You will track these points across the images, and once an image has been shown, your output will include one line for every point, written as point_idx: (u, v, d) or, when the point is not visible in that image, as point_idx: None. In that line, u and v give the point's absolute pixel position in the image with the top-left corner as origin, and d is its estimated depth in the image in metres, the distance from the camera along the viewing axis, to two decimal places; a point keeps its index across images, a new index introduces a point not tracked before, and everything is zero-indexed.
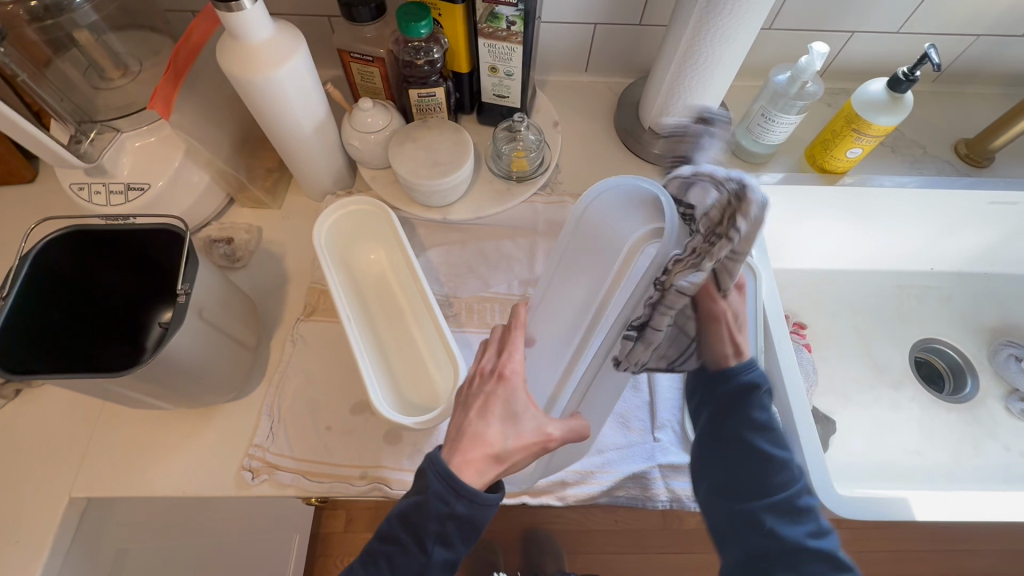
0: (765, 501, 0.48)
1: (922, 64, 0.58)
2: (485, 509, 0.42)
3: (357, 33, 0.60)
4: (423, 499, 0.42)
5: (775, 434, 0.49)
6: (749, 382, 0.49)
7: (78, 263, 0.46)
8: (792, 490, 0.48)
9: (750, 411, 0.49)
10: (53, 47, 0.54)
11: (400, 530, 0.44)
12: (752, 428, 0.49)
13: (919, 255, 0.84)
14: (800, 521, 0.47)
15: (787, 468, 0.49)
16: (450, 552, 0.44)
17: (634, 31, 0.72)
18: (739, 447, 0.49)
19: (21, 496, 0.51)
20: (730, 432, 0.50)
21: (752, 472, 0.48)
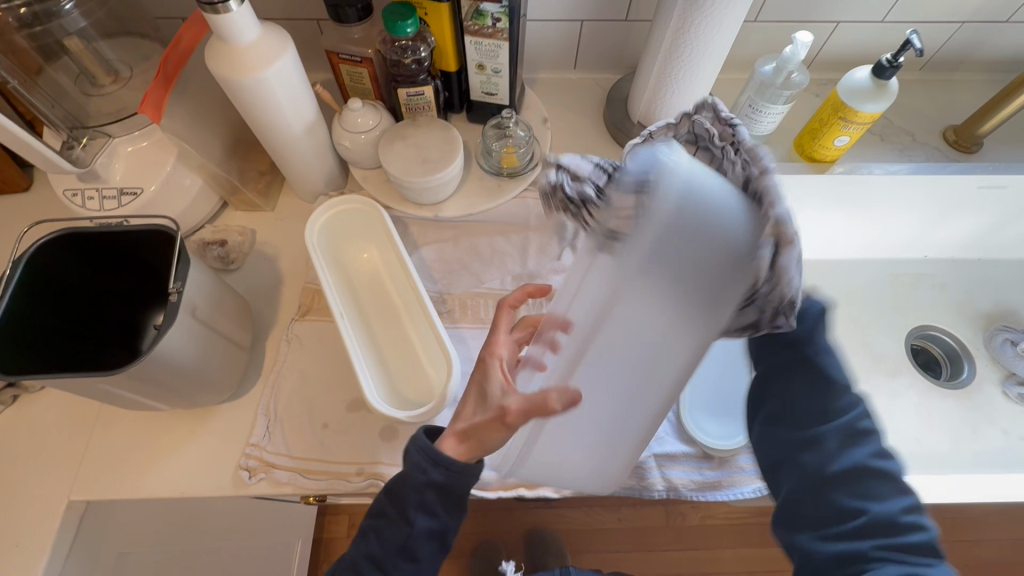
0: (828, 425, 0.43)
1: (905, 50, 0.59)
2: (461, 478, 0.46)
3: (344, 34, 0.60)
4: (404, 470, 0.47)
5: (840, 360, 0.44)
6: (817, 307, 0.44)
7: (72, 267, 0.47)
8: (855, 414, 0.42)
9: (813, 336, 0.43)
10: (44, 55, 0.55)
11: (387, 502, 0.48)
12: (817, 352, 0.43)
13: (912, 242, 0.84)
14: (864, 445, 0.42)
15: (852, 393, 0.43)
16: (434, 522, 0.48)
17: (621, 26, 0.72)
18: (804, 363, 0.44)
19: (20, 500, 0.51)
20: (784, 350, 0.45)
21: (807, 393, 0.43)
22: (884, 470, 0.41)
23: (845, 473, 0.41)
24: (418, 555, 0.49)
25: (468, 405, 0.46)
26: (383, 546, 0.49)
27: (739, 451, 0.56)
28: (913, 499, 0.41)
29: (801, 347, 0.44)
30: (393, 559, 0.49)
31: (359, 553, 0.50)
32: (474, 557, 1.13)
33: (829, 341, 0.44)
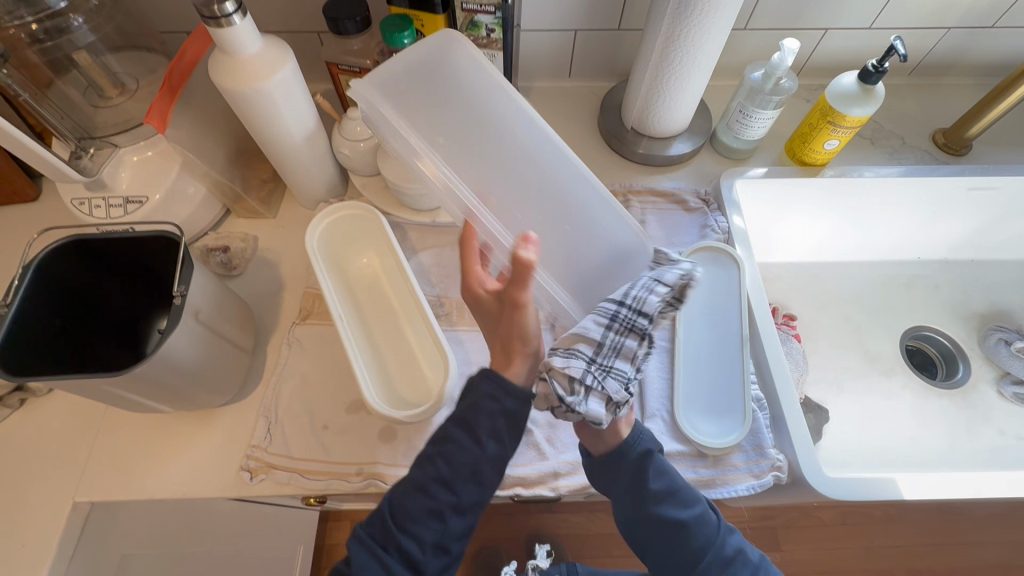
0: (702, 565, 0.51)
1: (889, 56, 0.61)
2: (528, 404, 0.49)
3: (344, 46, 0.62)
4: (474, 396, 0.49)
5: (680, 494, 0.51)
6: (640, 453, 0.51)
7: (79, 272, 0.48)
8: (716, 547, 0.51)
9: (647, 483, 0.50)
10: (54, 69, 0.57)
11: (454, 428, 0.49)
12: (655, 502, 0.50)
13: (905, 244, 0.85)
14: (733, 571, 0.51)
15: (703, 521, 0.51)
16: (501, 449, 0.49)
17: (613, 35, 0.74)
18: (655, 524, 0.50)
19: (26, 501, 0.52)
20: (648, 511, 0.50)
21: (674, 550, 0.51)
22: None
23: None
24: (484, 481, 0.48)
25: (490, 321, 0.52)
26: (452, 471, 0.48)
27: (733, 450, 0.57)
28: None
29: (647, 514, 0.50)
30: (462, 483, 0.48)
31: (424, 479, 0.48)
32: (475, 562, 1.13)
33: (663, 486, 0.51)
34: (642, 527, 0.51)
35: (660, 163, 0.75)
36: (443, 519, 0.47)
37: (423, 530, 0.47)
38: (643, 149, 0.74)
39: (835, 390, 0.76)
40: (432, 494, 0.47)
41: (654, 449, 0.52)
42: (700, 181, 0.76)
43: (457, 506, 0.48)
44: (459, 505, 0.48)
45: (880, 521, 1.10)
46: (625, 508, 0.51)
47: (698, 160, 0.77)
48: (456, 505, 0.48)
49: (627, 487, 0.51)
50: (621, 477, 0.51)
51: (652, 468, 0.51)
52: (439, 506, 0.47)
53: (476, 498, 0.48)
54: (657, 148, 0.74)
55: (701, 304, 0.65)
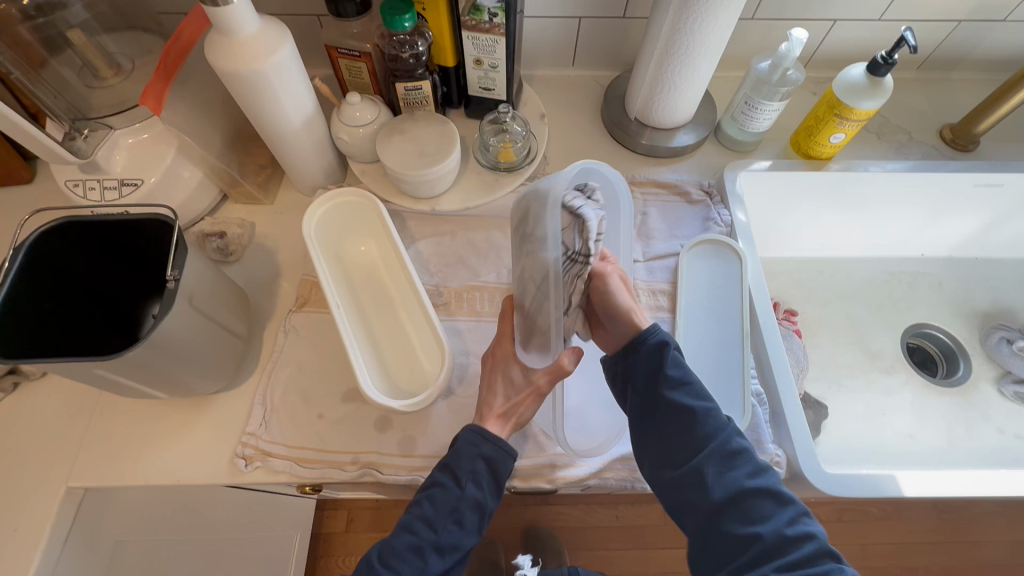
0: (703, 454, 0.45)
1: (899, 47, 0.59)
2: (508, 457, 0.51)
3: (344, 29, 0.61)
4: (457, 443, 0.51)
5: (695, 386, 0.47)
6: (656, 340, 0.49)
7: (70, 254, 0.48)
8: (722, 438, 0.45)
9: (663, 367, 0.48)
10: (48, 47, 0.56)
11: (441, 471, 0.50)
12: (668, 386, 0.47)
13: (909, 240, 0.84)
14: (736, 466, 0.44)
15: (711, 416, 0.46)
16: (480, 493, 0.50)
17: (618, 24, 0.73)
18: (665, 406, 0.47)
19: (19, 485, 0.52)
20: (650, 388, 0.48)
21: (674, 430, 0.47)
22: (755, 488, 0.43)
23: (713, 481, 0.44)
24: (464, 524, 0.50)
25: (499, 394, 0.53)
26: (435, 509, 0.49)
27: None
28: (793, 510, 0.42)
29: (658, 393, 0.48)
30: (444, 524, 0.49)
31: (411, 516, 0.49)
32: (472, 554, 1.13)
33: (679, 372, 0.48)
34: (653, 389, 0.48)
35: (664, 155, 0.74)
36: (424, 556, 0.48)
37: (404, 565, 0.47)
38: (646, 141, 0.73)
39: (835, 387, 0.76)
40: (414, 531, 0.48)
41: (671, 342, 0.49)
42: (704, 174, 0.75)
43: (438, 546, 0.48)
44: (438, 544, 0.49)
45: (877, 518, 1.10)
46: (637, 382, 0.49)
47: (702, 152, 0.76)
48: (437, 544, 0.48)
49: (642, 366, 0.49)
50: (637, 358, 0.50)
51: (670, 355, 0.49)
52: (420, 543, 0.48)
53: (455, 541, 0.49)
54: (661, 139, 0.73)
55: (700, 297, 0.64)
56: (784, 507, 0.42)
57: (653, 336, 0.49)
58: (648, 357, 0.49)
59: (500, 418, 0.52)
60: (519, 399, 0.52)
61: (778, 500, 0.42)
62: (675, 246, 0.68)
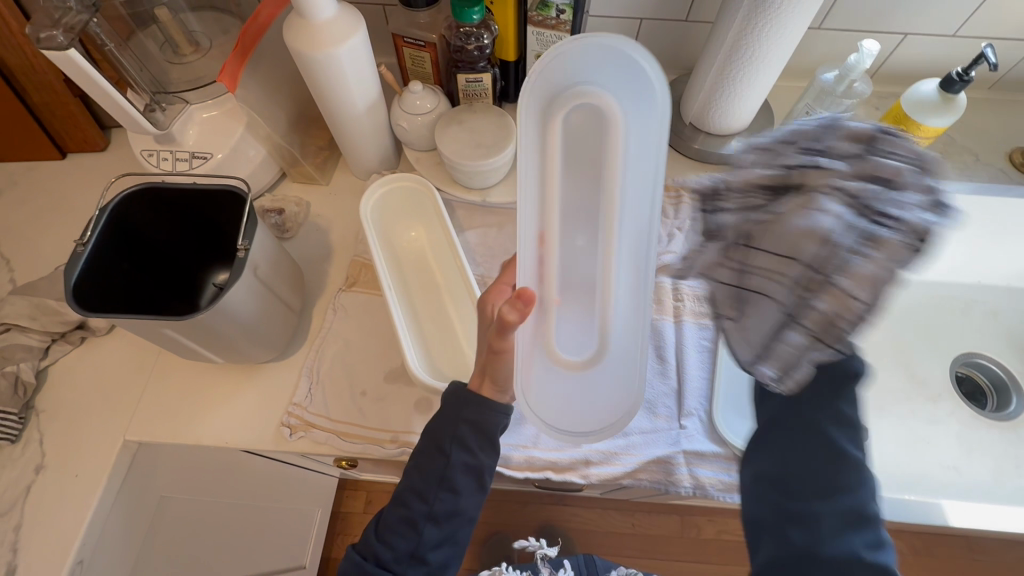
0: (831, 508, 0.42)
1: (978, 64, 0.57)
2: (496, 415, 0.48)
3: (411, 19, 0.63)
4: (440, 411, 0.50)
5: (858, 430, 0.45)
6: (856, 368, 0.46)
7: (147, 220, 0.50)
8: (857, 499, 0.42)
9: (840, 396, 0.46)
10: (136, 22, 0.60)
11: (425, 439, 0.50)
12: (835, 420, 0.45)
13: (964, 266, 0.82)
14: (857, 528, 0.41)
15: (861, 470, 0.43)
16: (471, 458, 0.48)
17: (680, 27, 0.72)
18: (814, 435, 0.45)
19: (83, 433, 0.55)
20: (812, 404, 0.46)
21: (813, 484, 0.43)
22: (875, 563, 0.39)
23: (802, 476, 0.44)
24: (457, 491, 0.48)
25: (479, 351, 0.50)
26: (423, 478, 0.49)
27: None
28: None
29: (831, 402, 0.46)
30: (433, 493, 0.48)
31: (402, 491, 0.50)
32: (485, 546, 1.14)
33: (852, 412, 0.45)
34: (792, 478, 0.44)
35: (716, 161, 0.74)
36: (418, 527, 0.48)
37: (399, 538, 0.48)
38: (699, 145, 0.73)
39: (876, 409, 0.74)
40: (407, 504, 0.49)
41: (865, 375, 0.46)
42: None
43: (432, 515, 0.48)
44: (432, 515, 0.48)
45: (906, 551, 1.06)
46: (784, 403, 0.48)
47: None
48: (430, 514, 0.48)
49: (819, 389, 0.47)
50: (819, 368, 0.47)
51: (852, 385, 0.46)
52: (413, 515, 0.48)
53: (451, 508, 0.49)
54: (714, 145, 0.72)
55: None
56: None
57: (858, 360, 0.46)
58: (842, 376, 0.46)
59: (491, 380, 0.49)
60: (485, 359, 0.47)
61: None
62: None
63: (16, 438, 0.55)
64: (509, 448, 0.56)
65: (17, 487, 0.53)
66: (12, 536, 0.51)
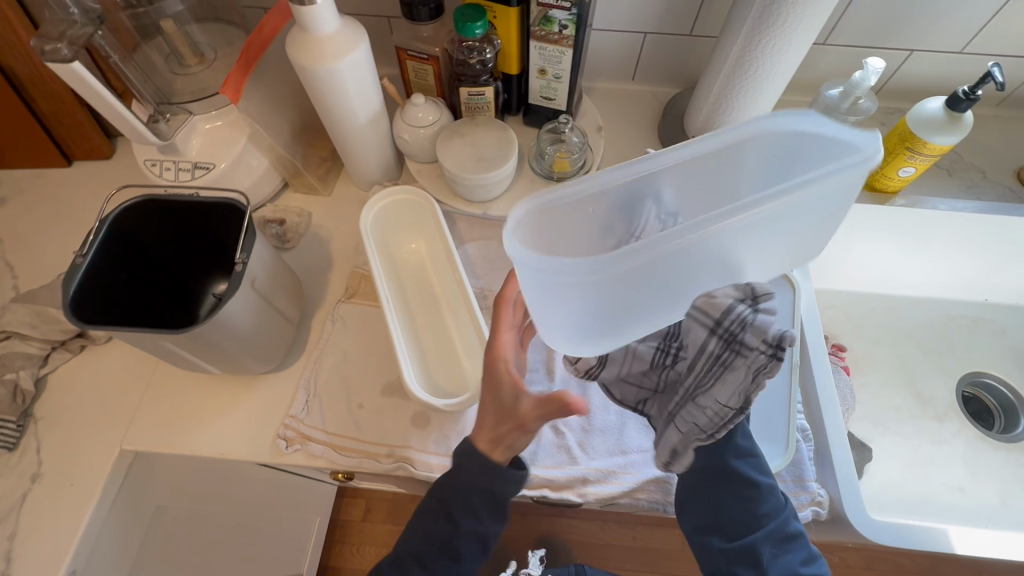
0: (761, 534, 0.48)
1: (984, 82, 0.57)
2: (506, 486, 0.50)
3: (414, 32, 0.63)
4: (444, 458, 0.51)
5: (760, 460, 0.50)
6: None
7: (147, 232, 0.51)
8: (781, 519, 0.49)
9: (735, 439, 0.50)
10: (141, 35, 0.61)
11: (432, 502, 0.51)
12: (735, 454, 0.49)
13: (971, 284, 0.80)
14: (792, 550, 0.49)
15: (775, 496, 0.50)
16: (473, 488, 0.49)
17: (684, 41, 0.72)
18: (725, 475, 0.49)
19: (80, 442, 0.55)
20: (729, 467, 0.49)
21: (738, 510, 0.49)
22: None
23: (737, 520, 0.49)
24: (476, 515, 0.50)
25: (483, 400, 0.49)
26: (435, 518, 0.51)
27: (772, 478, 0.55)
28: None
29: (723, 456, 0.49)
30: (447, 528, 0.50)
31: (405, 551, 0.52)
32: (482, 556, 1.14)
33: (746, 443, 0.50)
34: (727, 523, 0.50)
35: None
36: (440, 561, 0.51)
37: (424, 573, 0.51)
38: None
39: (879, 429, 0.73)
40: (423, 542, 0.51)
41: None
42: None
43: (450, 546, 0.51)
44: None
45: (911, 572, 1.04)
46: (703, 466, 0.50)
47: None
48: (448, 546, 0.51)
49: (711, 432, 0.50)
50: None
51: (741, 426, 0.49)
52: (429, 553, 0.51)
53: (452, 573, 0.51)
54: None
55: None
56: None
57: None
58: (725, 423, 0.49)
59: (491, 438, 0.49)
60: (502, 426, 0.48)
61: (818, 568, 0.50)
62: None
63: (14, 445, 0.55)
64: None
65: (13, 495, 0.53)
66: (6, 545, 0.51)
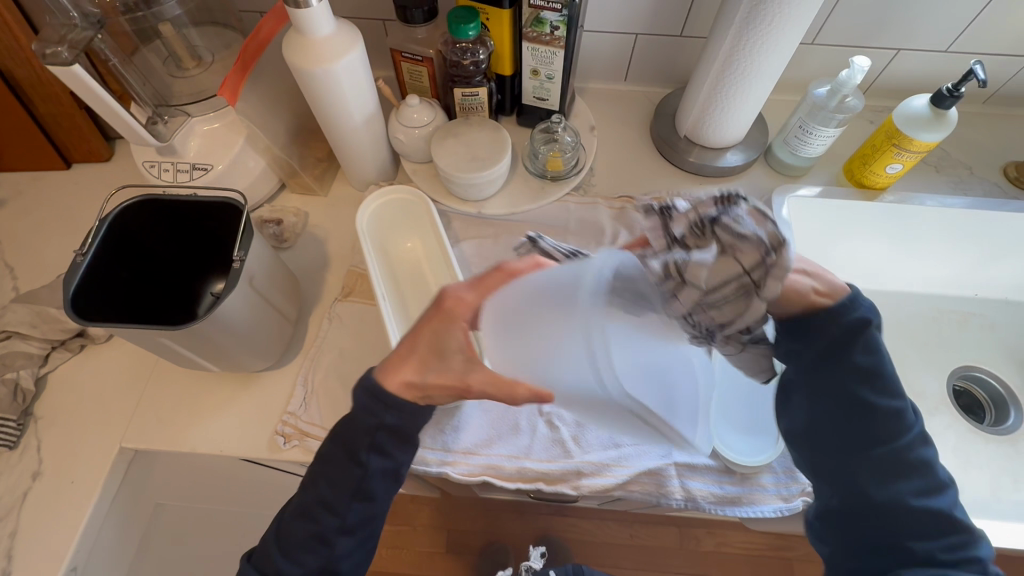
0: (869, 449, 0.45)
1: (967, 80, 0.58)
2: (414, 421, 0.47)
3: (409, 34, 0.64)
4: (352, 413, 0.47)
5: (882, 378, 0.46)
6: (859, 319, 0.46)
7: (146, 231, 0.51)
8: (904, 441, 0.45)
9: (852, 353, 0.46)
10: (140, 38, 0.61)
11: (334, 446, 0.47)
12: (853, 372, 0.46)
13: (961, 279, 0.81)
14: (909, 477, 0.44)
15: (902, 416, 0.46)
16: (387, 460, 0.47)
17: (674, 42, 0.73)
18: (845, 389, 0.46)
19: (80, 440, 0.56)
20: (837, 376, 0.47)
21: (839, 421, 0.47)
22: (922, 507, 0.43)
23: (839, 431, 0.47)
24: (372, 497, 0.47)
25: (411, 367, 0.45)
26: (334, 489, 0.47)
27: (763, 469, 0.55)
28: (964, 536, 0.43)
29: (839, 366, 0.47)
30: (345, 505, 0.47)
31: (309, 502, 0.47)
32: (480, 557, 1.14)
33: (867, 359, 0.46)
34: (828, 434, 0.47)
35: (711, 174, 0.74)
36: (328, 543, 0.47)
37: (308, 555, 0.47)
38: (694, 158, 0.73)
39: None
40: (315, 518, 0.47)
41: (869, 322, 0.47)
42: (751, 196, 0.74)
43: (343, 527, 0.47)
44: (345, 526, 0.47)
45: None
46: (802, 355, 0.49)
47: (751, 174, 0.76)
48: (341, 527, 0.47)
49: (821, 343, 0.48)
50: (811, 335, 0.48)
51: (863, 339, 0.47)
52: (321, 530, 0.46)
53: (364, 517, 0.48)
54: (709, 158, 0.73)
55: None
56: (948, 534, 0.43)
57: (858, 312, 0.46)
58: (842, 336, 0.47)
59: (403, 385, 0.45)
60: (435, 383, 0.44)
61: (949, 529, 0.43)
62: None
63: (15, 444, 0.56)
64: (502, 459, 0.56)
65: (14, 493, 0.54)
66: (7, 542, 0.52)
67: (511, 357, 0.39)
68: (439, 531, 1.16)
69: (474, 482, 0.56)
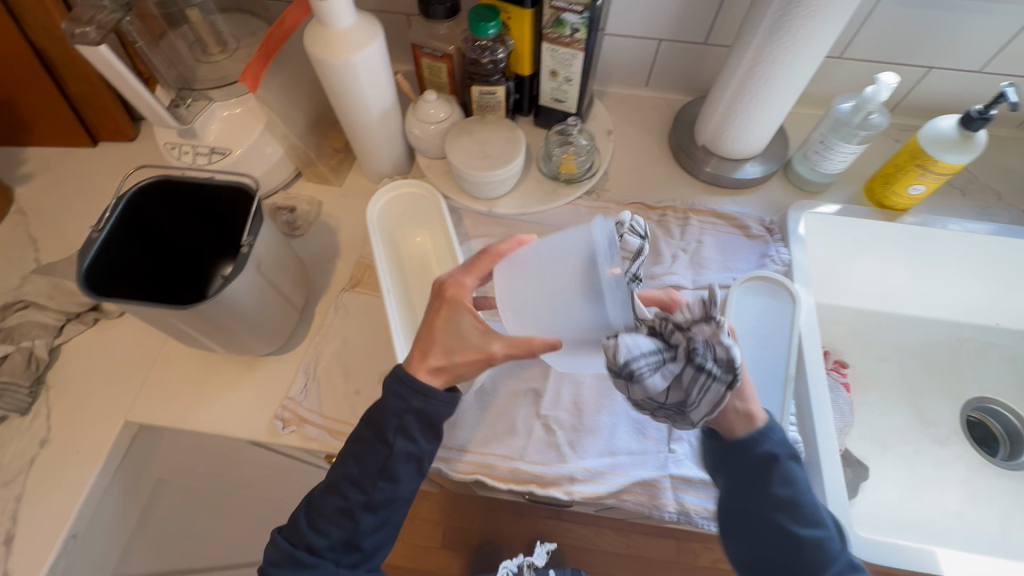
0: None
1: (997, 103, 0.56)
2: (440, 405, 0.48)
3: (430, 30, 0.64)
4: (383, 396, 0.49)
5: (803, 507, 0.47)
6: (765, 454, 0.48)
7: (160, 211, 0.52)
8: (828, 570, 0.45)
9: (770, 484, 0.48)
10: (168, 22, 0.63)
11: (366, 428, 0.49)
12: (773, 504, 0.47)
13: (982, 308, 0.79)
14: None
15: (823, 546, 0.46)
16: (413, 445, 0.48)
17: (697, 50, 0.72)
18: (766, 522, 0.47)
19: (87, 412, 0.58)
20: (755, 509, 0.48)
21: (769, 552, 0.47)
22: None
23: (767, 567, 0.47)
24: (397, 478, 0.48)
25: (439, 345, 0.48)
26: (361, 468, 0.48)
27: None
28: None
29: (761, 498, 0.48)
30: (371, 483, 0.48)
31: (338, 478, 0.48)
32: (474, 554, 1.15)
33: (785, 490, 0.47)
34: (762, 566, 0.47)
35: (728, 185, 0.73)
36: (354, 517, 0.47)
37: (334, 529, 0.47)
38: (711, 168, 0.72)
39: (878, 447, 0.72)
40: (343, 494, 0.48)
41: (781, 454, 0.48)
42: (768, 209, 0.73)
43: (368, 505, 0.47)
44: (368, 503, 0.48)
45: None
46: (732, 489, 0.49)
47: (768, 188, 0.74)
48: (366, 504, 0.47)
49: (737, 476, 0.49)
50: (734, 464, 0.49)
51: (777, 472, 0.48)
52: (348, 505, 0.47)
53: (389, 496, 0.48)
54: (727, 169, 0.72)
55: (755, 331, 0.62)
56: None
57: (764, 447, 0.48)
58: (757, 465, 0.48)
59: (431, 371, 0.48)
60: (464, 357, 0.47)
61: None
62: (726, 277, 0.67)
63: (26, 410, 0.57)
64: (496, 458, 0.56)
65: (22, 458, 0.55)
66: (13, 505, 0.53)
67: (515, 305, 0.45)
68: (435, 526, 1.17)
69: (468, 480, 0.56)
